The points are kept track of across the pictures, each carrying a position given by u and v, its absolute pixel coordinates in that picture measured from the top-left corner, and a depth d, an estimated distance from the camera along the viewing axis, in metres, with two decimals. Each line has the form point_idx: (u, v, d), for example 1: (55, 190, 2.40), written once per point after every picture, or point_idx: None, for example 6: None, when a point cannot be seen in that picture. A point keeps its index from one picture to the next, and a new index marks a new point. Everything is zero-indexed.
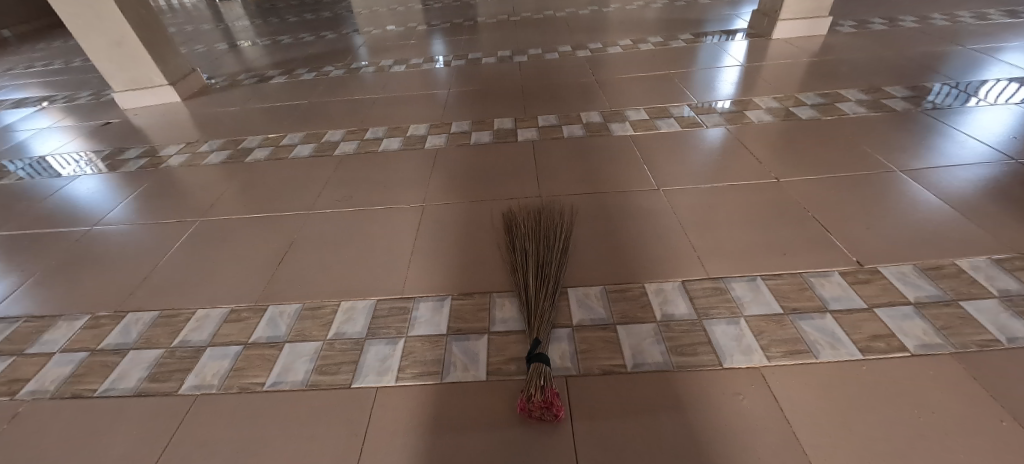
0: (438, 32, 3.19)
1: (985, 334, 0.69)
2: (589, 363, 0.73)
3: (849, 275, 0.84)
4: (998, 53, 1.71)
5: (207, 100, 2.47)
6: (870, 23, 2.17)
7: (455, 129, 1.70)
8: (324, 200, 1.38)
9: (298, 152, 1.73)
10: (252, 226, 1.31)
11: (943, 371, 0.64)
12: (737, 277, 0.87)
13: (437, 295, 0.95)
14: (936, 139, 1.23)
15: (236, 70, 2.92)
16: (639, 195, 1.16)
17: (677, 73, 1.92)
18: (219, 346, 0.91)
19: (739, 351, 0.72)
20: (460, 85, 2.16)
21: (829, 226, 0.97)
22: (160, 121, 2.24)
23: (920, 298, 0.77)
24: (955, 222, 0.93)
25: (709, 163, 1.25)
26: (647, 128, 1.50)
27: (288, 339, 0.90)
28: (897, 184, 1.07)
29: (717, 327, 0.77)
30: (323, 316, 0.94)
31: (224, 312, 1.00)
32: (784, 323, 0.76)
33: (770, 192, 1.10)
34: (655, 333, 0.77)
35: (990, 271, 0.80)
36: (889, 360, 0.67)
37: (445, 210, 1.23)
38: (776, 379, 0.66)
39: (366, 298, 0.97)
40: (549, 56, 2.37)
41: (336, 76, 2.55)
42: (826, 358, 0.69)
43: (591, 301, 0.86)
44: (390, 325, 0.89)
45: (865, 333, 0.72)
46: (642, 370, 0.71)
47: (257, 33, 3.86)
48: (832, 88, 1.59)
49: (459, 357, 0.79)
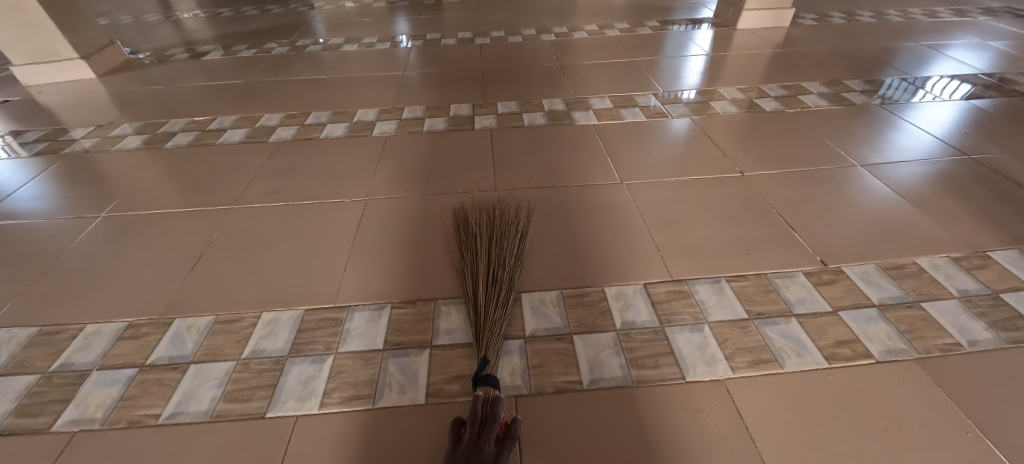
0: (399, 9, 2.97)
1: (947, 338, 0.67)
2: (541, 379, 0.65)
3: (814, 276, 0.79)
4: (947, 49, 1.75)
5: (127, 77, 2.18)
6: (830, 16, 2.18)
7: (407, 115, 1.56)
8: (254, 193, 1.22)
9: (227, 137, 1.54)
10: (169, 222, 1.14)
11: (910, 381, 0.61)
12: (700, 278, 0.81)
13: (374, 304, 0.83)
14: (893, 132, 1.23)
15: (168, 44, 2.61)
16: (601, 189, 1.08)
17: (643, 61, 1.85)
18: (110, 370, 0.76)
19: (703, 362, 0.66)
20: (417, 67, 2.00)
21: (793, 222, 0.92)
22: (68, 100, 1.95)
23: (882, 299, 0.73)
24: (915, 219, 0.91)
25: (674, 156, 1.19)
26: (610, 117, 1.42)
27: (194, 359, 0.76)
28: (860, 180, 1.04)
29: (680, 336, 0.70)
30: (240, 330, 0.80)
31: (120, 327, 0.85)
32: (749, 329, 0.70)
33: (735, 186, 1.05)
34: (614, 344, 0.70)
35: (949, 269, 0.78)
36: (855, 368, 0.63)
37: (390, 205, 1.11)
38: (742, 393, 0.61)
39: (292, 308, 0.84)
40: (512, 39, 2.25)
41: (280, 54, 2.32)
42: (792, 368, 0.64)
43: (546, 308, 0.77)
44: (319, 339, 0.77)
45: (831, 339, 0.68)
46: (600, 388, 0.64)
47: (196, 4, 3.48)
48: (794, 80, 1.58)
49: (397, 377, 0.68)
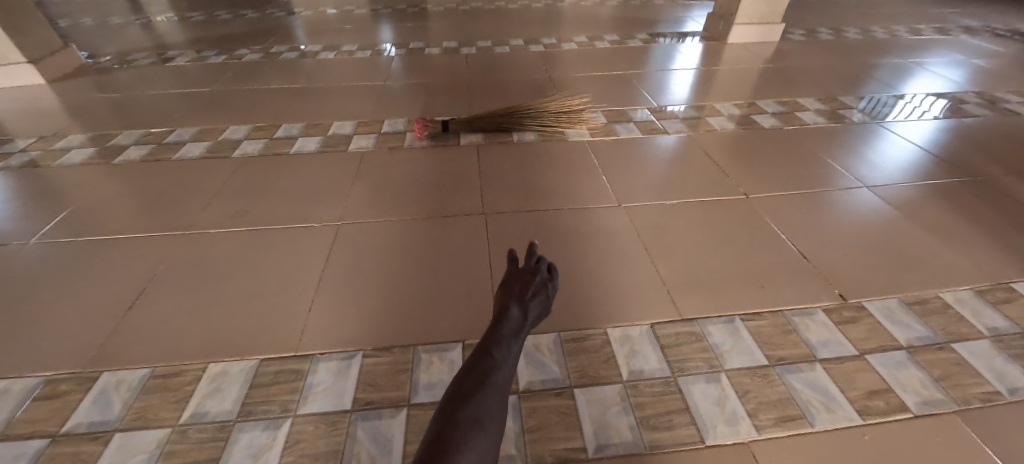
0: (381, 17, 2.87)
1: (986, 386, 0.60)
2: (539, 447, 0.55)
3: (834, 313, 0.72)
4: (933, 66, 1.75)
5: (81, 82, 2.00)
6: (815, 32, 2.19)
7: (387, 129, 1.46)
8: (212, 216, 1.09)
9: (187, 151, 1.40)
10: (110, 250, 1.00)
11: (956, 440, 0.54)
12: (712, 317, 0.73)
13: (344, 351, 0.72)
14: (893, 151, 1.20)
15: (129, 47, 2.44)
16: (597, 213, 1.00)
17: (634, 74, 1.80)
18: (13, 442, 0.62)
19: (724, 421, 0.57)
20: (400, 77, 1.90)
21: (805, 250, 0.86)
22: (10, 108, 1.77)
23: (910, 340, 0.67)
24: (930, 245, 0.85)
25: (673, 175, 1.13)
26: (604, 133, 1.35)
27: (121, 426, 0.63)
28: (868, 202, 0.99)
29: (695, 388, 0.62)
30: (181, 388, 0.68)
31: (35, 384, 0.71)
32: (771, 378, 0.63)
33: (739, 209, 0.98)
34: (621, 399, 0.61)
35: (975, 304, 0.72)
36: (894, 425, 0.56)
37: (366, 231, 1.00)
38: (772, 461, 0.53)
39: (246, 359, 0.72)
40: (499, 49, 2.18)
41: (252, 60, 2.18)
42: (824, 426, 0.56)
43: (542, 355, 0.68)
44: (275, 398, 0.65)
45: (862, 388, 0.61)
46: (608, 457, 0.54)
47: (165, 6, 3.30)
48: (788, 96, 1.55)
49: (366, 447, 0.57)
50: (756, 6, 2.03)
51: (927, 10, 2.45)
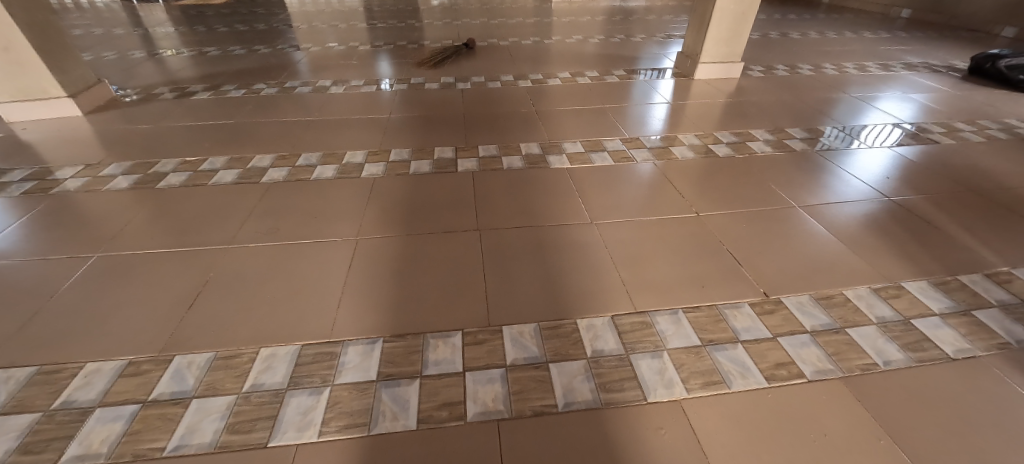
0: (383, 53, 3.14)
1: (867, 359, 0.78)
2: (521, 404, 0.73)
3: (757, 306, 0.91)
4: (875, 100, 1.99)
5: (115, 115, 2.23)
6: (775, 68, 2.44)
7: (394, 158, 1.67)
8: (247, 232, 1.29)
9: (219, 178, 1.61)
10: (163, 262, 1.19)
11: (835, 397, 0.72)
12: (661, 310, 0.91)
13: (368, 338, 0.90)
14: (829, 177, 1.40)
15: (154, 82, 2.69)
16: (573, 229, 1.19)
17: (612, 108, 2.03)
18: (112, 407, 0.79)
19: (662, 385, 0.75)
20: (402, 110, 2.13)
21: (741, 258, 1.05)
22: (54, 138, 1.99)
23: (814, 326, 0.85)
24: (843, 254, 1.05)
25: (639, 198, 1.33)
26: (582, 161, 1.56)
27: (196, 394, 0.81)
28: (799, 220, 1.18)
29: (642, 362, 0.80)
30: (239, 366, 0.86)
31: (121, 365, 0.89)
32: (701, 354, 0.81)
33: (692, 226, 1.18)
34: (585, 370, 0.79)
35: (870, 299, 0.91)
36: (790, 387, 0.74)
37: (379, 244, 1.19)
38: (695, 412, 0.70)
39: (290, 344, 0.90)
40: (491, 84, 2.42)
41: (268, 94, 2.43)
42: (738, 388, 0.74)
43: (525, 339, 0.86)
44: (315, 373, 0.83)
45: (770, 361, 0.79)
46: (573, 410, 0.72)
47: (181, 41, 3.59)
48: (744, 128, 1.77)
49: (389, 406, 0.75)
50: (720, 46, 2.28)
51: (877, 47, 2.72)
